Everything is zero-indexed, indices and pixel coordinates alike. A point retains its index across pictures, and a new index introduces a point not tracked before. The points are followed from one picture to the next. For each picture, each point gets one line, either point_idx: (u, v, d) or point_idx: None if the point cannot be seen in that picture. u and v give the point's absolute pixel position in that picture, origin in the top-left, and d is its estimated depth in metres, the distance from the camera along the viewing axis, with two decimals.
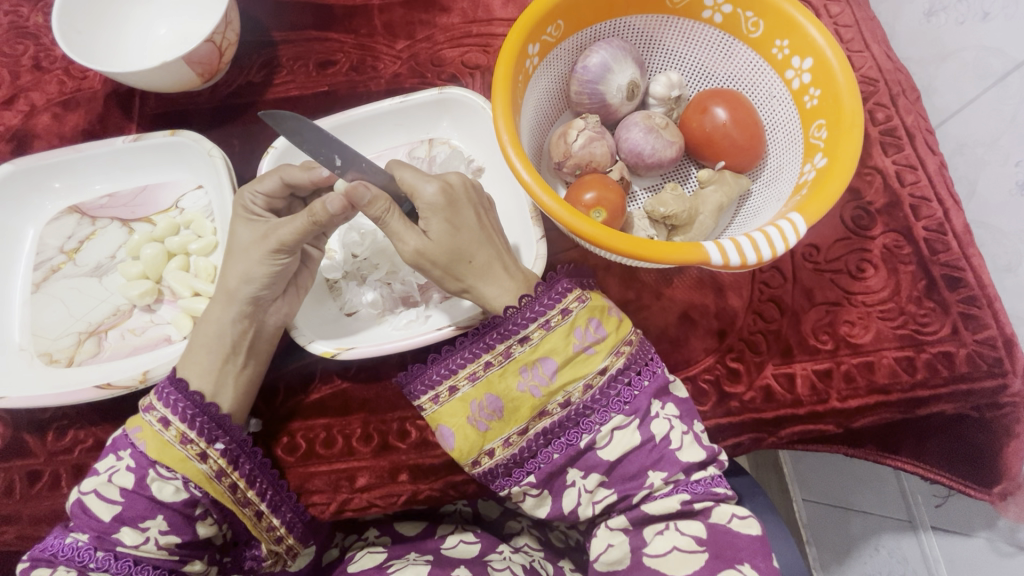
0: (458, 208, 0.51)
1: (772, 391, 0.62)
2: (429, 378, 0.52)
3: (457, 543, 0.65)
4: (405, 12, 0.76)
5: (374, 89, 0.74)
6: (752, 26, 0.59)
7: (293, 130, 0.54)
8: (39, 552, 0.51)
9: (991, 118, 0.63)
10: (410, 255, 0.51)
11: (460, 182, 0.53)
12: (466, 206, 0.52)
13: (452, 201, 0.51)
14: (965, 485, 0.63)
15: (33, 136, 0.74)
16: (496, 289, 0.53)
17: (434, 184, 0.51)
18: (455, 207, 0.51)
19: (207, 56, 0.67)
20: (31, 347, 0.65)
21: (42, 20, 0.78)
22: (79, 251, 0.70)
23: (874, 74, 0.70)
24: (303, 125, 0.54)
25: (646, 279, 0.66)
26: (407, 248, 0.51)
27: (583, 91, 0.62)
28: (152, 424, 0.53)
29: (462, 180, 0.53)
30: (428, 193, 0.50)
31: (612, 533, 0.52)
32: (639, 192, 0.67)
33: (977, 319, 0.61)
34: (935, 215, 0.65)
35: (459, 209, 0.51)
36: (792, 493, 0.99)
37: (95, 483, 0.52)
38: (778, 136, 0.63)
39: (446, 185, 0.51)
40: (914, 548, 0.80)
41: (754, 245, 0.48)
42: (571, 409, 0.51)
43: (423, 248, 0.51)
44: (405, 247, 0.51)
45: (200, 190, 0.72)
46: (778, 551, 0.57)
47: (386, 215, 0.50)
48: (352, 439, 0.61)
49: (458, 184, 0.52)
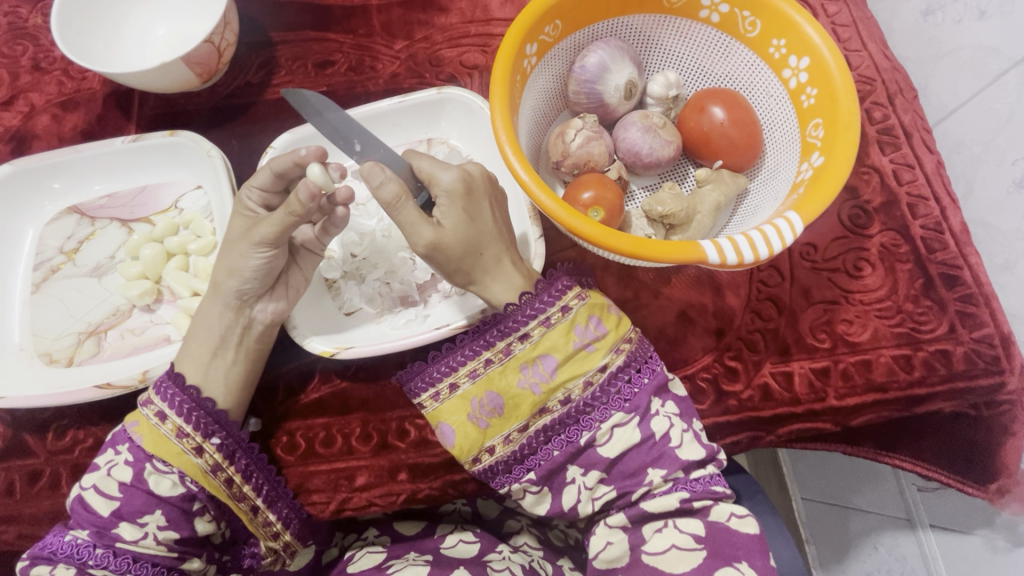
0: (476, 199, 0.52)
1: (770, 389, 0.62)
2: (430, 375, 0.52)
3: (457, 543, 0.65)
4: (404, 12, 0.76)
5: (373, 89, 0.74)
6: (749, 26, 0.60)
7: (316, 110, 0.55)
8: (38, 550, 0.51)
9: (988, 117, 0.63)
10: (423, 245, 0.50)
11: (479, 172, 0.53)
12: (484, 197, 0.52)
13: (470, 191, 0.51)
14: (963, 483, 0.63)
15: (32, 137, 0.75)
16: (502, 284, 0.53)
17: (455, 172, 0.51)
18: (472, 198, 0.51)
19: (206, 56, 0.68)
20: (31, 347, 0.65)
21: (41, 21, 0.78)
22: (79, 251, 0.70)
23: (871, 73, 0.70)
24: (330, 112, 0.55)
25: (645, 278, 0.66)
26: (422, 239, 0.50)
27: (582, 90, 0.62)
28: (149, 418, 0.53)
29: (481, 170, 0.53)
30: (449, 180, 0.51)
31: (611, 531, 0.52)
32: (638, 191, 0.67)
33: (974, 317, 0.62)
34: (932, 214, 0.65)
35: (476, 199, 0.52)
36: (792, 492, 0.99)
37: (95, 478, 0.52)
38: (776, 136, 0.63)
39: (465, 174, 0.51)
40: (913, 546, 0.80)
41: (752, 243, 0.48)
42: (572, 406, 0.51)
43: (439, 238, 0.50)
44: (418, 238, 0.50)
45: (200, 190, 0.72)
46: (777, 549, 0.57)
47: (399, 202, 0.49)
48: (352, 438, 0.62)
49: (477, 174, 0.53)
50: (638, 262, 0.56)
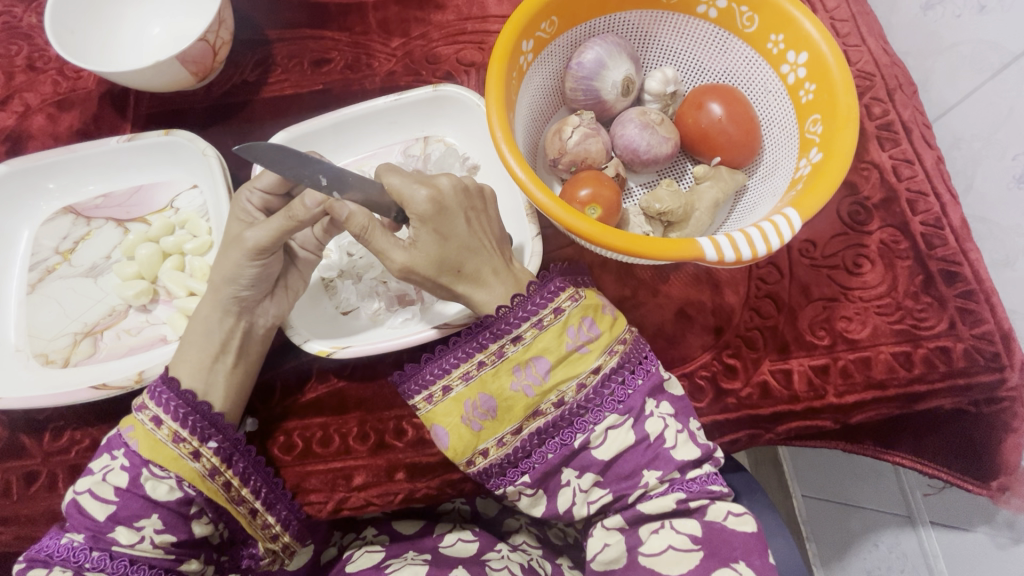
0: (449, 216, 0.50)
1: (769, 387, 0.61)
2: (423, 377, 0.52)
3: (456, 541, 0.65)
4: (400, 9, 0.75)
5: (369, 88, 0.74)
6: (747, 21, 0.59)
7: (269, 156, 0.47)
8: (35, 552, 0.51)
9: (987, 112, 0.63)
10: (397, 269, 0.51)
11: (450, 186, 0.51)
12: (457, 213, 0.51)
13: (441, 209, 0.50)
14: (963, 480, 0.63)
15: (28, 137, 0.74)
16: (486, 295, 0.52)
17: (424, 190, 0.49)
18: (445, 216, 0.50)
19: (200, 55, 0.67)
20: (28, 348, 0.65)
21: (35, 20, 0.78)
22: (75, 251, 0.69)
23: (870, 68, 0.70)
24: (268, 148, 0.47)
25: (643, 275, 0.66)
26: (395, 264, 0.51)
27: (578, 87, 0.62)
28: (144, 423, 0.53)
29: (454, 184, 0.51)
30: (419, 201, 0.49)
31: (608, 532, 0.52)
32: (636, 188, 0.67)
33: (974, 314, 0.61)
34: (932, 210, 0.65)
35: (448, 217, 0.50)
36: (792, 489, 0.99)
37: (90, 483, 0.52)
38: (774, 131, 0.63)
39: (435, 192, 0.50)
40: (913, 544, 0.80)
41: (750, 240, 0.48)
42: (566, 408, 0.51)
43: (411, 262, 0.50)
44: (392, 263, 0.51)
45: (196, 189, 0.71)
46: (776, 548, 0.57)
47: (367, 231, 0.50)
48: (349, 438, 0.61)
49: (448, 189, 0.51)
50: (652, 262, 0.57)
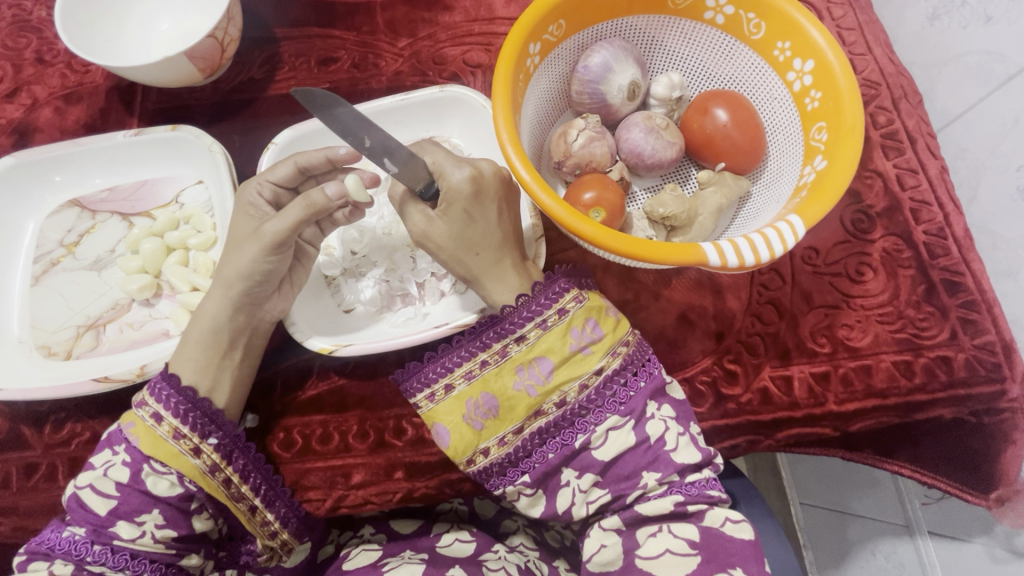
0: (483, 200, 0.51)
1: (769, 393, 0.61)
2: (425, 376, 0.53)
3: (453, 542, 0.65)
4: (408, 10, 0.76)
5: (375, 87, 0.74)
6: (754, 28, 0.59)
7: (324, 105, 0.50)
8: (36, 545, 0.51)
9: (992, 123, 0.63)
10: (416, 232, 0.53)
11: (491, 171, 0.52)
12: (491, 197, 0.52)
13: (476, 191, 0.51)
14: (962, 491, 0.63)
15: (35, 129, 0.75)
16: (498, 283, 0.53)
17: (465, 170, 0.50)
18: (478, 199, 0.51)
19: (208, 51, 0.67)
20: (30, 339, 0.65)
21: (45, 14, 0.78)
22: (79, 244, 0.70)
23: (876, 77, 0.70)
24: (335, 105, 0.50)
25: (645, 279, 0.66)
26: (416, 227, 0.53)
27: (585, 91, 0.62)
28: (144, 420, 0.53)
29: (494, 169, 0.52)
30: (457, 179, 0.50)
31: (605, 533, 0.52)
32: (639, 192, 0.67)
33: (975, 324, 0.61)
34: (936, 219, 0.65)
35: (482, 199, 0.51)
36: (791, 496, 0.99)
37: (91, 478, 0.51)
38: (779, 139, 0.63)
39: (476, 173, 0.51)
40: (910, 553, 0.79)
41: (753, 245, 0.48)
42: (567, 409, 0.51)
43: (430, 229, 0.52)
44: (414, 225, 0.53)
45: (200, 185, 0.72)
46: (773, 556, 0.57)
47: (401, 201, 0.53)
48: (349, 436, 0.61)
49: (488, 174, 0.52)
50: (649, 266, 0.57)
